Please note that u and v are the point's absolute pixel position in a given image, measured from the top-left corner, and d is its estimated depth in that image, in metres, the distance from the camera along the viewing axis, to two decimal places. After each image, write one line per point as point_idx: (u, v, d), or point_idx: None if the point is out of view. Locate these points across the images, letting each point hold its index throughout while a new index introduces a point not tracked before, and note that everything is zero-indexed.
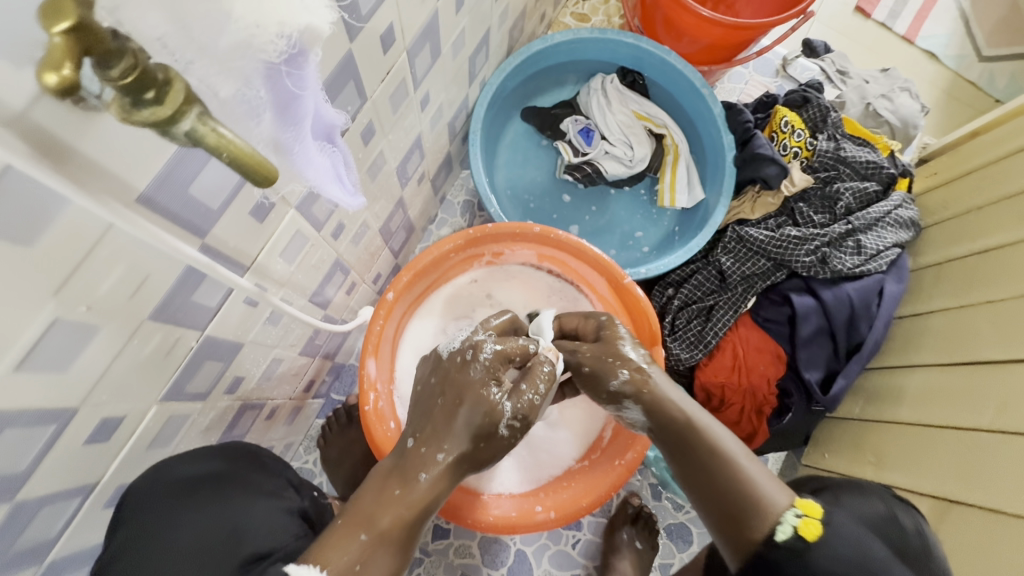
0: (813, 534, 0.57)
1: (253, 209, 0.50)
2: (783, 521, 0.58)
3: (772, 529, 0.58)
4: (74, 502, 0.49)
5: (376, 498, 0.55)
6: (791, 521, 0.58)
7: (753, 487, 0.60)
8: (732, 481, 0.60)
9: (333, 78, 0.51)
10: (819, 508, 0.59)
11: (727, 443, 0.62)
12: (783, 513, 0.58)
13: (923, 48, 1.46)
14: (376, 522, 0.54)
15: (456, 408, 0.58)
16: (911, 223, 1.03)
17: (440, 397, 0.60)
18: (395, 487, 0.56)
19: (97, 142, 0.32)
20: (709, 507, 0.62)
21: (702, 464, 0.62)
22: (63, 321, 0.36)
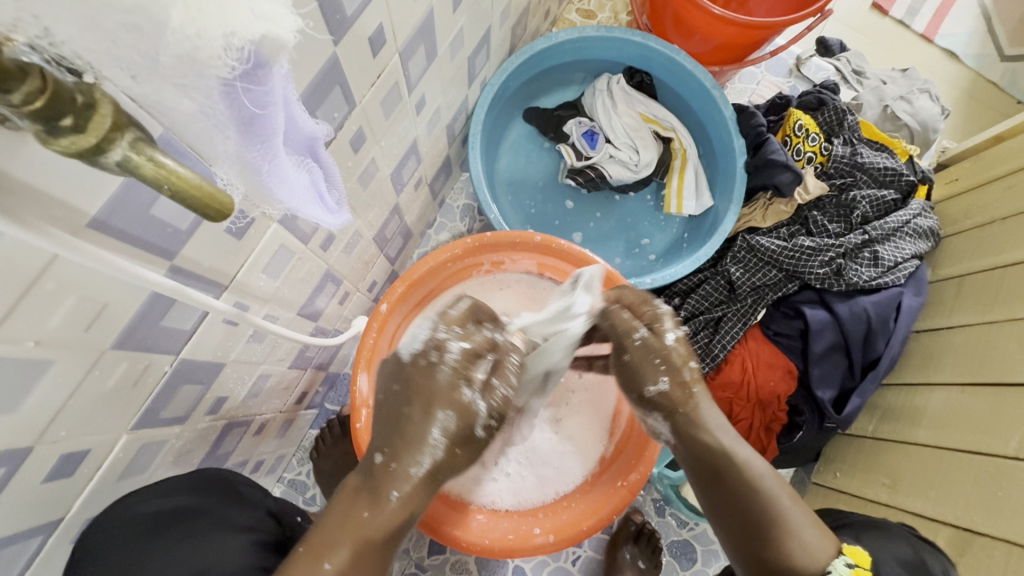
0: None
1: (229, 230, 0.46)
2: (833, 570, 0.55)
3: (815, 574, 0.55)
4: (36, 541, 0.47)
5: (341, 520, 0.52)
6: (842, 571, 0.54)
7: (791, 528, 0.56)
8: (769, 517, 0.57)
9: (315, 84, 0.47)
10: (868, 557, 0.56)
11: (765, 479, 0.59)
12: (833, 562, 0.55)
13: (943, 47, 1.40)
14: (341, 545, 0.50)
15: (427, 418, 0.54)
16: (930, 234, 0.99)
17: (406, 406, 0.55)
18: (361, 507, 0.52)
19: (32, 167, 0.29)
20: (743, 542, 0.58)
21: (735, 497, 0.58)
22: (5, 360, 0.34)
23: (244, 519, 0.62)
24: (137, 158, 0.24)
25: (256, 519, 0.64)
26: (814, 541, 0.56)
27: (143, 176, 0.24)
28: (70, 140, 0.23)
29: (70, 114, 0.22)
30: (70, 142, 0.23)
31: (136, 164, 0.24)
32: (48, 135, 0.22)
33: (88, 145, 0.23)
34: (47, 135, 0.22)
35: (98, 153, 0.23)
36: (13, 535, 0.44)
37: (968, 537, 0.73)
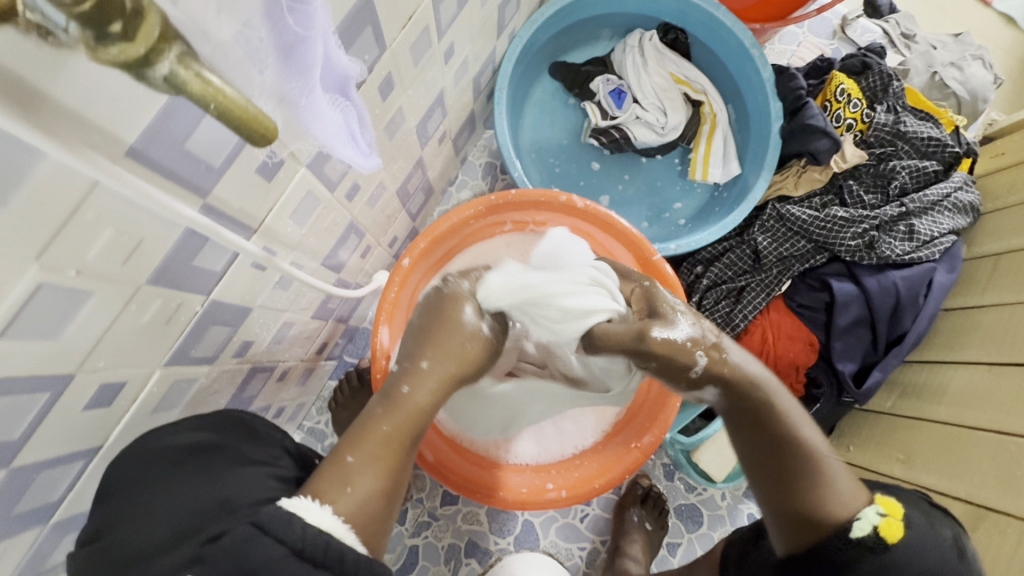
0: (895, 535, 0.55)
1: (261, 168, 0.45)
2: (862, 517, 0.56)
3: (848, 524, 0.56)
4: (77, 466, 0.49)
5: (358, 428, 0.53)
6: (872, 519, 0.55)
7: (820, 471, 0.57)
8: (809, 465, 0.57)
9: (348, 22, 0.46)
10: (899, 508, 0.57)
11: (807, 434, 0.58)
12: (863, 509, 0.56)
13: (1000, 12, 1.31)
14: (362, 443, 0.52)
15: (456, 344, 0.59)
16: (970, 209, 0.95)
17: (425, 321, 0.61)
18: (378, 410, 0.54)
19: (71, 90, 0.28)
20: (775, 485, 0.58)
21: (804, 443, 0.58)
22: (48, 286, 0.34)
23: (263, 456, 0.59)
24: (183, 74, 0.23)
25: (273, 456, 0.61)
26: (849, 489, 0.57)
27: (190, 94, 0.24)
28: (119, 49, 0.22)
29: (119, 20, 0.21)
30: (118, 51, 0.22)
31: (184, 80, 0.23)
32: (97, 42, 0.21)
33: (136, 56, 0.22)
34: (96, 42, 0.22)
35: (145, 66, 0.23)
36: (55, 459, 0.46)
37: (981, 512, 0.73)
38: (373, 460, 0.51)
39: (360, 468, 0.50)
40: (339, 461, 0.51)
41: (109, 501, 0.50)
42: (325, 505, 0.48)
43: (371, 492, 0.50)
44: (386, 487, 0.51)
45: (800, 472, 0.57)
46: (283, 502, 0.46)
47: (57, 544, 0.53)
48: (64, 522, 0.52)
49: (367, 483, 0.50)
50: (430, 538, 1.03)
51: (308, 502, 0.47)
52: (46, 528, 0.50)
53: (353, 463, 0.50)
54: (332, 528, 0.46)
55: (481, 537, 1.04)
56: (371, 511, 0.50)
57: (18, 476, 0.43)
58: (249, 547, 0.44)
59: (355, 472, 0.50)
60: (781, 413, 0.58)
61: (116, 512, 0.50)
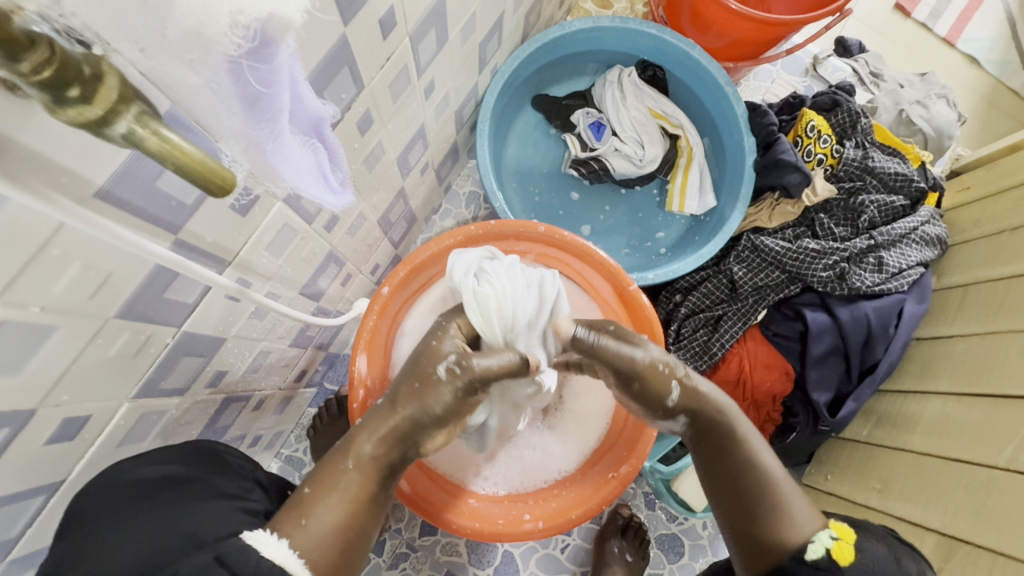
0: (848, 558, 0.55)
1: (233, 207, 0.46)
2: (815, 540, 0.56)
3: (802, 546, 0.56)
4: (38, 501, 0.49)
5: (323, 463, 0.55)
6: (825, 542, 0.56)
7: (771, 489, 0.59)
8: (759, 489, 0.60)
9: (324, 65, 0.48)
10: (852, 532, 0.57)
11: (761, 458, 0.61)
12: (816, 533, 0.57)
13: (964, 52, 1.38)
14: (322, 479, 0.53)
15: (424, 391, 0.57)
16: (937, 241, 0.98)
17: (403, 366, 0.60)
18: (341, 446, 0.56)
19: (40, 135, 0.29)
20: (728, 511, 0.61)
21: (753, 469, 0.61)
22: (11, 322, 0.34)
23: (234, 489, 0.59)
24: (140, 131, 0.24)
25: (245, 489, 0.61)
26: (804, 515, 0.58)
27: (147, 150, 0.24)
28: (76, 110, 0.23)
29: (77, 85, 0.22)
30: (75, 112, 0.23)
31: (141, 137, 0.24)
32: (55, 104, 0.22)
33: (94, 117, 0.23)
34: (55, 105, 0.22)
35: (102, 125, 0.23)
36: (13, 494, 0.45)
37: (953, 543, 0.74)
38: (331, 495, 0.52)
39: (318, 503, 0.52)
40: (298, 495, 0.53)
41: (72, 536, 0.50)
42: (282, 538, 0.49)
43: (330, 525, 0.51)
44: (343, 525, 0.52)
45: (750, 493, 0.60)
46: (245, 535, 0.49)
47: None
48: (21, 560, 0.51)
49: (327, 518, 0.51)
50: (409, 569, 1.02)
51: (266, 534, 0.49)
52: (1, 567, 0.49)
53: (309, 494, 0.52)
54: (286, 561, 0.48)
55: (460, 569, 1.02)
56: (331, 547, 0.51)
57: None
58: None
59: (312, 506, 0.52)
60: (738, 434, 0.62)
61: (78, 547, 0.49)
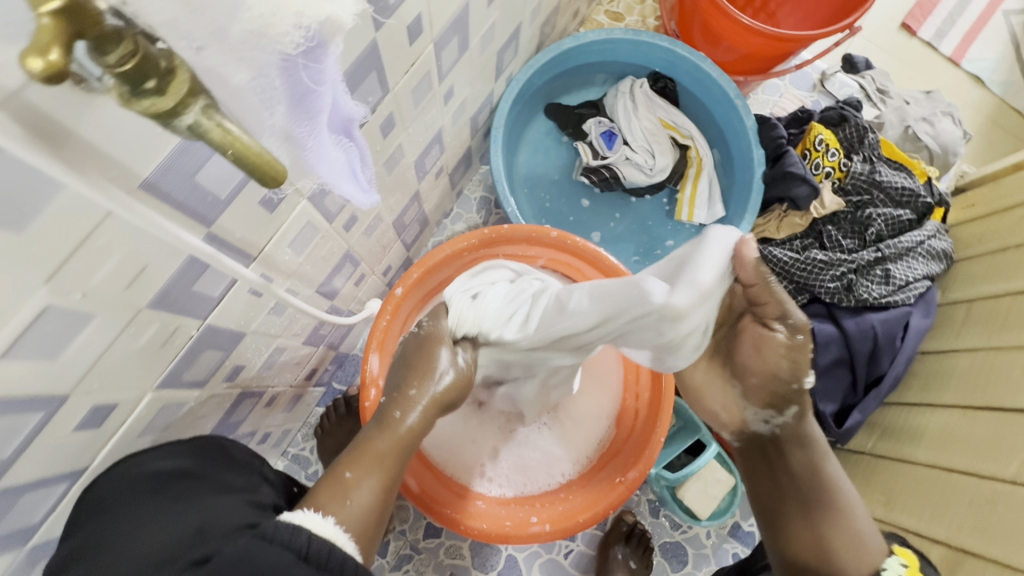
0: None
1: (263, 202, 0.48)
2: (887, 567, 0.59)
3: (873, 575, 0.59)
4: (61, 487, 0.49)
5: (353, 446, 0.55)
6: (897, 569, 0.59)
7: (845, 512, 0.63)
8: (829, 506, 0.64)
9: (355, 68, 0.49)
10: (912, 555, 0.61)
11: (841, 486, 0.65)
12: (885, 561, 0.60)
13: (968, 71, 1.40)
14: (361, 459, 0.54)
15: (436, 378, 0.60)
16: (943, 256, 0.99)
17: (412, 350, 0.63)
18: (371, 431, 0.56)
19: (96, 129, 0.31)
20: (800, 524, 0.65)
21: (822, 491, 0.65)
22: (55, 309, 0.36)
23: (241, 484, 0.59)
24: (206, 124, 0.26)
25: (251, 484, 0.61)
26: (876, 542, 0.62)
27: (210, 141, 0.26)
28: (149, 102, 0.24)
29: (153, 78, 0.23)
30: (149, 104, 0.24)
31: (206, 128, 0.25)
32: (131, 95, 0.24)
33: (166, 108, 0.24)
34: (130, 96, 0.24)
35: (172, 117, 0.25)
36: (40, 480, 0.46)
37: (959, 555, 0.75)
38: (369, 476, 0.53)
39: (358, 484, 0.52)
40: (339, 477, 0.52)
41: (87, 527, 0.49)
42: (327, 517, 0.49)
43: (371, 505, 0.52)
44: (382, 504, 0.53)
45: (817, 508, 0.64)
46: (286, 517, 0.48)
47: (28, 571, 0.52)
48: (40, 546, 0.51)
49: (365, 496, 0.52)
50: (412, 571, 1.02)
51: (311, 514, 0.49)
52: (21, 553, 0.49)
53: (351, 479, 0.52)
54: (335, 539, 0.48)
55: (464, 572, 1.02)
56: (367, 526, 0.51)
57: (3, 496, 0.43)
58: (277, 551, 0.44)
59: (354, 486, 0.52)
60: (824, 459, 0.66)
61: (96, 535, 0.49)
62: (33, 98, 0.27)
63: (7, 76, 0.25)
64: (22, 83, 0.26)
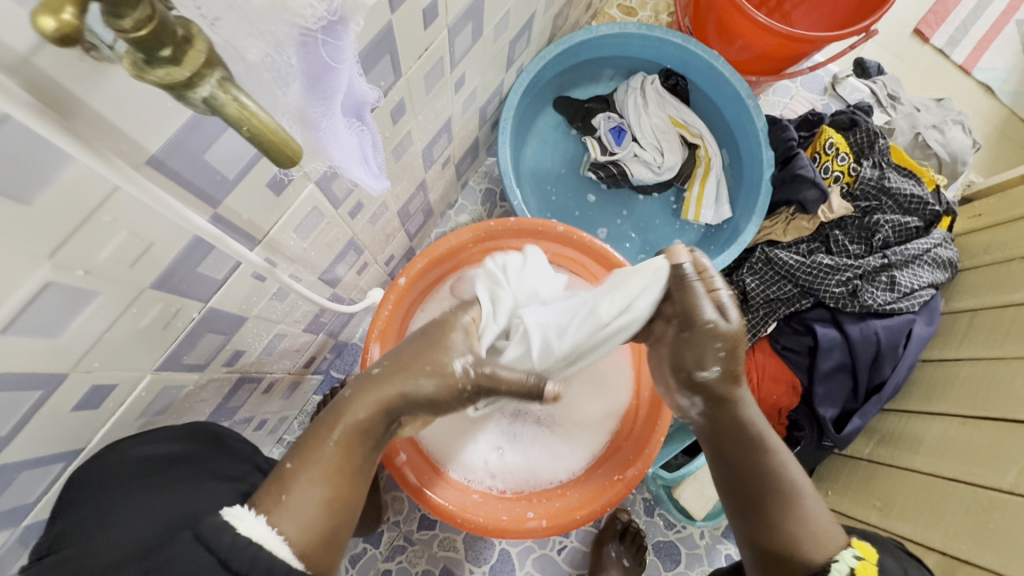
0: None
1: (272, 182, 0.47)
2: (839, 559, 0.56)
3: (824, 566, 0.57)
4: (57, 467, 0.48)
5: (307, 440, 0.55)
6: (848, 561, 0.56)
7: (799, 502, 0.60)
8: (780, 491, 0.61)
9: (369, 51, 0.48)
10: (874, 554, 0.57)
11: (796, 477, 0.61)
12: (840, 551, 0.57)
13: (979, 81, 1.39)
14: (305, 454, 0.54)
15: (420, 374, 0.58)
16: (949, 264, 0.99)
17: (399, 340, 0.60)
18: (325, 419, 0.56)
19: (107, 100, 0.30)
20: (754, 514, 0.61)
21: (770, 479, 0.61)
22: (57, 285, 0.35)
23: (233, 472, 0.60)
24: (222, 97, 0.24)
25: (244, 472, 0.62)
26: (827, 530, 0.59)
27: (226, 116, 0.24)
28: (165, 71, 0.23)
29: (170, 46, 0.22)
30: (164, 73, 0.23)
31: (222, 102, 0.24)
32: (145, 63, 0.23)
33: (182, 79, 0.23)
34: (144, 64, 0.23)
35: (188, 88, 0.24)
36: (35, 460, 0.45)
37: (954, 563, 0.75)
38: (313, 470, 0.53)
39: (297, 479, 0.52)
40: (280, 469, 0.53)
41: (76, 511, 0.50)
42: (261, 514, 0.50)
43: (311, 502, 0.52)
44: (327, 498, 0.53)
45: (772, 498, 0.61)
46: (224, 511, 0.49)
47: (22, 549, 0.51)
48: (33, 528, 0.50)
49: (306, 492, 0.52)
50: (405, 563, 1.01)
51: (245, 512, 0.50)
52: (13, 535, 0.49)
53: (289, 470, 0.53)
54: (264, 539, 0.48)
55: (457, 565, 1.02)
56: (311, 521, 0.51)
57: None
58: (199, 553, 0.45)
59: (292, 482, 0.52)
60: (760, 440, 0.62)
61: (81, 521, 0.49)
62: (42, 66, 0.26)
63: (14, 38, 0.24)
64: (30, 48, 0.25)
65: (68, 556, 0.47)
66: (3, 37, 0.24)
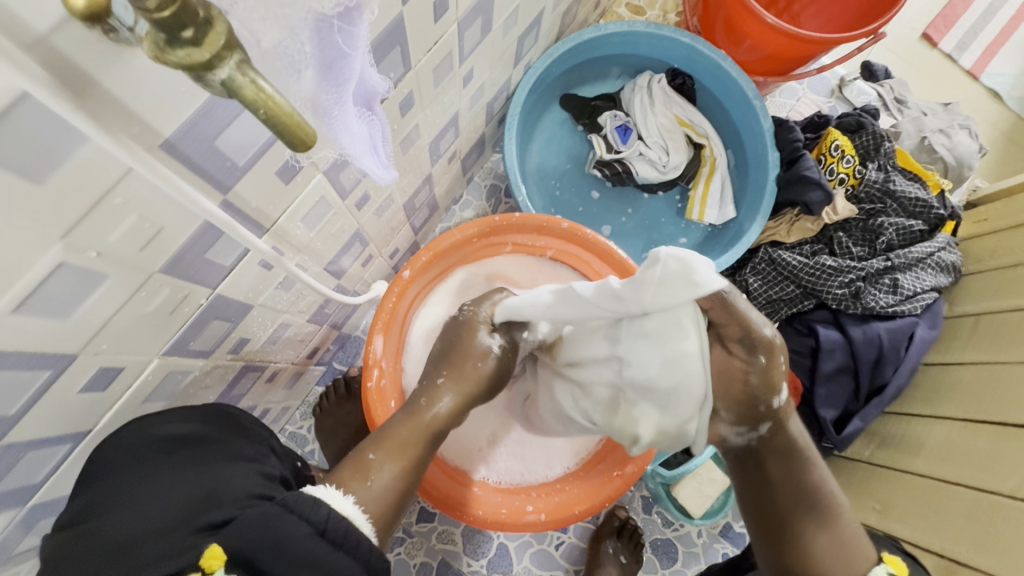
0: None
1: (281, 170, 0.47)
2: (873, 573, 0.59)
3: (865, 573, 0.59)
4: (64, 448, 0.49)
5: (384, 428, 0.59)
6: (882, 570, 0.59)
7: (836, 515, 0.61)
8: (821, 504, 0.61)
9: (379, 43, 0.48)
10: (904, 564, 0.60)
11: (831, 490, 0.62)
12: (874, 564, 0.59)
13: (987, 86, 1.39)
14: (384, 443, 0.57)
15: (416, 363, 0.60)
16: (952, 269, 0.99)
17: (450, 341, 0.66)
18: (403, 414, 0.60)
19: (122, 83, 0.30)
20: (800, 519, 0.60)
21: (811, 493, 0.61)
22: (69, 265, 0.35)
23: (251, 452, 0.60)
24: (240, 79, 0.25)
25: (261, 453, 0.62)
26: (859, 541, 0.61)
27: (243, 98, 0.25)
28: (185, 52, 0.24)
29: (191, 27, 0.23)
30: (184, 54, 0.24)
31: (239, 84, 0.25)
32: (167, 44, 0.23)
33: (201, 60, 0.24)
34: (165, 45, 0.24)
35: (207, 69, 0.24)
36: (43, 439, 0.46)
37: (951, 566, 0.76)
38: (394, 457, 0.56)
39: (380, 465, 0.55)
40: (362, 457, 0.56)
41: (95, 484, 0.51)
42: (348, 494, 0.52)
43: (390, 487, 0.54)
44: (405, 487, 0.56)
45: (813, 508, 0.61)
46: (311, 487, 0.50)
47: (29, 527, 0.52)
48: (38, 507, 0.51)
49: (387, 478, 0.55)
50: (403, 555, 1.02)
51: (333, 490, 0.51)
52: (21, 514, 0.49)
53: (373, 458, 0.56)
54: (353, 517, 0.50)
55: (455, 558, 1.02)
56: (387, 506, 0.54)
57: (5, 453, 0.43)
58: (295, 522, 0.46)
59: (375, 468, 0.55)
60: (807, 461, 0.62)
61: (99, 497, 0.51)
62: (60, 45, 0.26)
63: (37, 17, 0.25)
64: (51, 27, 0.25)
65: (91, 528, 0.49)
66: (25, 16, 0.24)
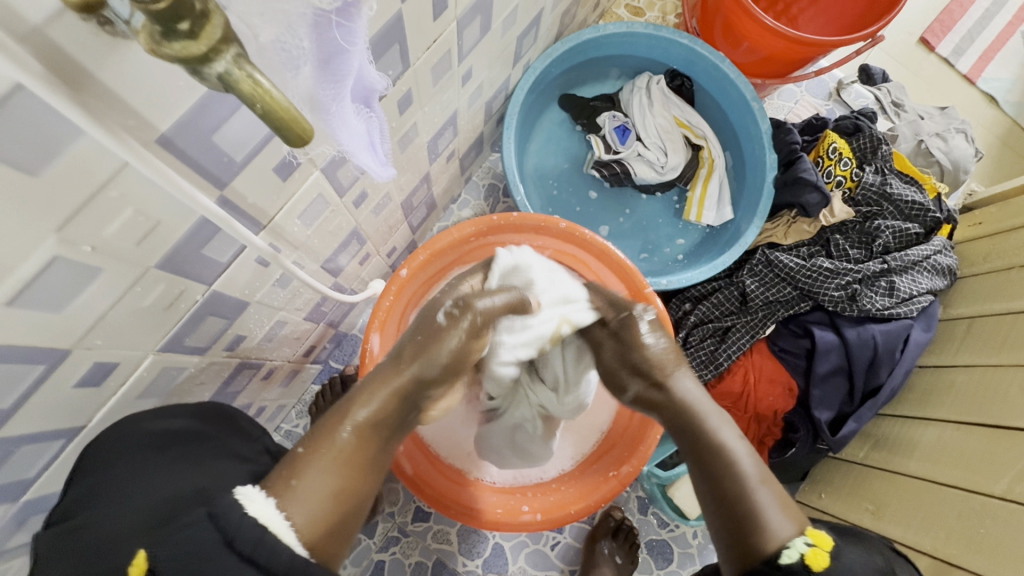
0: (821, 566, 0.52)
1: (279, 166, 0.47)
2: (790, 545, 0.54)
3: (778, 551, 0.53)
4: (57, 444, 0.49)
5: (322, 426, 0.56)
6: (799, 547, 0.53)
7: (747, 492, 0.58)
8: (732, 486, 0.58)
9: (377, 40, 0.48)
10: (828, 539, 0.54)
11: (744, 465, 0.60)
12: (791, 539, 0.54)
13: (983, 90, 1.40)
14: (317, 440, 0.54)
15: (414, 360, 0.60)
16: (948, 272, 0.99)
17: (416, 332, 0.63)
18: (337, 412, 0.57)
19: (118, 74, 0.30)
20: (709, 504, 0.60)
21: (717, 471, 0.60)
22: (63, 260, 0.35)
23: (244, 452, 0.60)
24: (236, 74, 0.25)
25: (255, 453, 0.62)
26: (781, 520, 0.56)
27: (240, 92, 0.25)
28: (181, 45, 0.24)
29: (187, 20, 0.23)
30: (180, 47, 0.24)
31: (236, 79, 0.25)
32: (163, 37, 0.23)
33: (197, 53, 0.24)
34: (161, 37, 0.24)
35: (203, 62, 0.24)
36: (36, 434, 0.45)
37: (944, 567, 0.76)
38: (324, 454, 0.53)
39: (308, 463, 0.52)
40: (291, 454, 0.53)
41: (88, 478, 0.50)
42: (270, 497, 0.49)
43: (320, 488, 0.51)
44: (339, 487, 0.52)
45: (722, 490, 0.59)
46: (236, 491, 0.48)
47: (21, 524, 0.52)
48: (30, 503, 0.51)
49: (317, 479, 0.51)
50: (398, 554, 1.02)
51: (255, 494, 0.49)
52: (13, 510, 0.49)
53: (302, 454, 0.53)
54: (272, 522, 0.46)
55: (450, 558, 1.02)
56: (317, 509, 0.50)
57: None
58: (209, 531, 0.45)
59: (302, 467, 0.52)
60: (712, 433, 0.62)
61: (93, 490, 0.50)
62: (56, 37, 0.26)
63: (32, 7, 0.25)
64: (47, 17, 0.25)
65: (83, 522, 0.48)
66: (20, 6, 0.24)
